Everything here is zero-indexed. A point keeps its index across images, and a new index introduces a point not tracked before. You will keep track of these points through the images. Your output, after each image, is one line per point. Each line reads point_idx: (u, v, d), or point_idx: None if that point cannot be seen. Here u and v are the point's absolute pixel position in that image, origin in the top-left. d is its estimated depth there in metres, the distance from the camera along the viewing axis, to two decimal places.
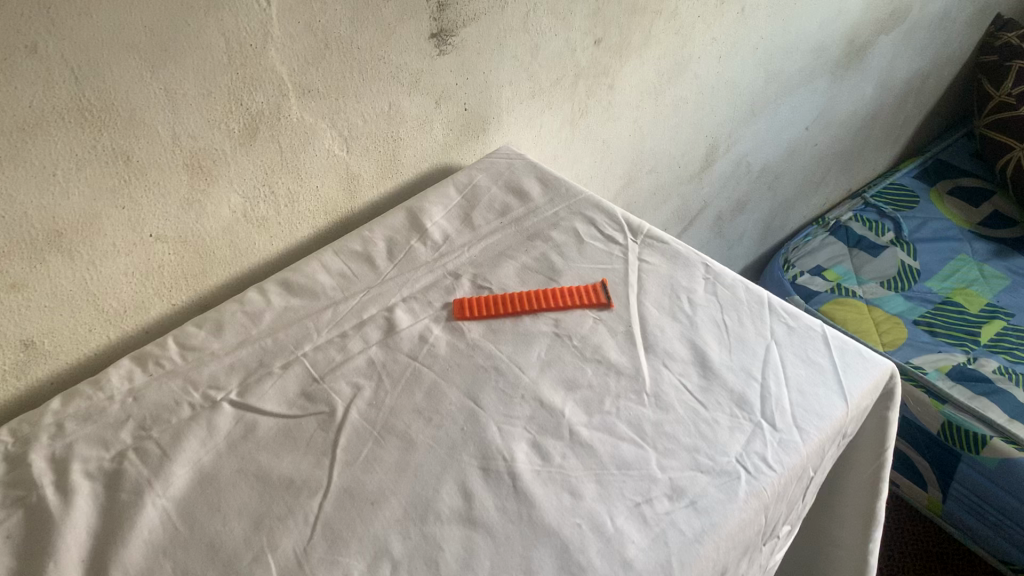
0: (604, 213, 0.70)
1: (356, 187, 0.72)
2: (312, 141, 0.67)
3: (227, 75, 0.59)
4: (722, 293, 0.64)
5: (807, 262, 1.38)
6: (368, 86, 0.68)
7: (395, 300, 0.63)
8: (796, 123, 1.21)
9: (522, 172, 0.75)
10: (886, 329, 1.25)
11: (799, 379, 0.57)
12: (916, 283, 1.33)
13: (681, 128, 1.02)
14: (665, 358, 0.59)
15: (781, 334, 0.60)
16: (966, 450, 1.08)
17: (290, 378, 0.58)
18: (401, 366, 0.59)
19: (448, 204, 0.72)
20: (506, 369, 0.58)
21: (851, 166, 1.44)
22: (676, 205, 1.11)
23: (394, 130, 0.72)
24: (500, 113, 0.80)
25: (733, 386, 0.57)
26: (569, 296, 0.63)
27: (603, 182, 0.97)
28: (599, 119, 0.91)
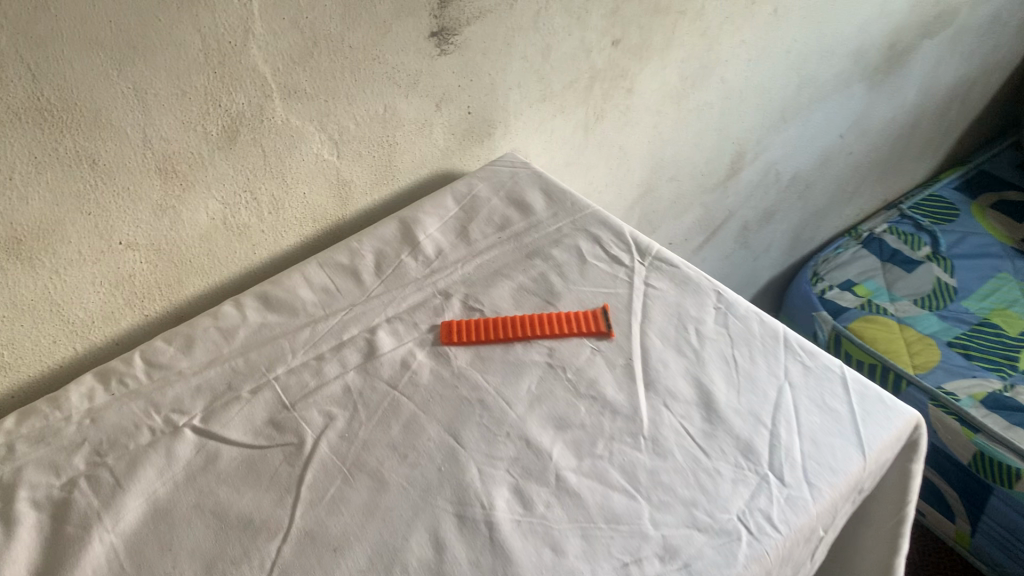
0: (611, 230, 0.65)
1: (348, 194, 0.68)
2: (298, 145, 0.62)
3: (204, 74, 0.55)
4: (733, 325, 0.58)
5: (837, 276, 1.31)
6: (361, 87, 0.63)
7: (379, 320, 0.59)
8: (830, 130, 1.15)
9: (526, 183, 0.70)
10: (918, 350, 1.18)
11: (813, 428, 0.52)
12: (953, 301, 1.25)
13: (705, 135, 0.96)
14: (667, 398, 0.54)
15: (796, 374, 0.55)
16: (999, 484, 1.01)
17: (259, 404, 0.54)
18: (379, 395, 0.54)
19: (444, 216, 0.67)
20: (491, 403, 0.53)
21: (888, 175, 1.37)
22: (698, 214, 1.06)
23: (390, 134, 0.67)
24: (507, 118, 0.75)
25: (739, 433, 0.52)
26: (566, 323, 0.58)
27: (620, 190, 0.92)
28: (615, 125, 0.85)
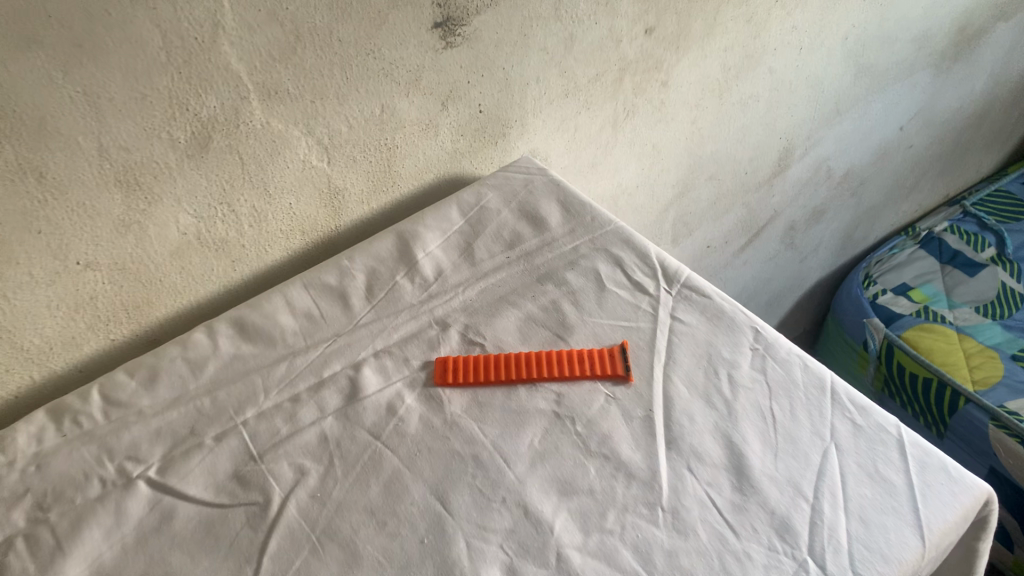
0: (635, 251, 0.57)
1: (341, 203, 0.61)
2: (282, 150, 0.55)
3: (167, 75, 0.47)
4: (772, 370, 0.50)
5: (891, 279, 1.22)
6: (353, 85, 0.56)
7: (365, 354, 0.52)
8: (889, 121, 1.05)
9: (542, 193, 0.63)
10: (978, 364, 1.08)
11: (863, 505, 0.44)
12: (1019, 310, 1.13)
13: (749, 130, 0.87)
14: (691, 460, 0.46)
15: (843, 435, 0.47)
16: None
17: (224, 454, 0.47)
18: (359, 447, 0.47)
19: (448, 230, 0.60)
20: (486, 461, 0.46)
21: (950, 169, 1.26)
22: (740, 215, 0.97)
23: (389, 137, 0.60)
24: (524, 116, 0.67)
25: (776, 507, 0.44)
26: (579, 364, 0.51)
27: (652, 191, 0.84)
28: (648, 119, 0.77)
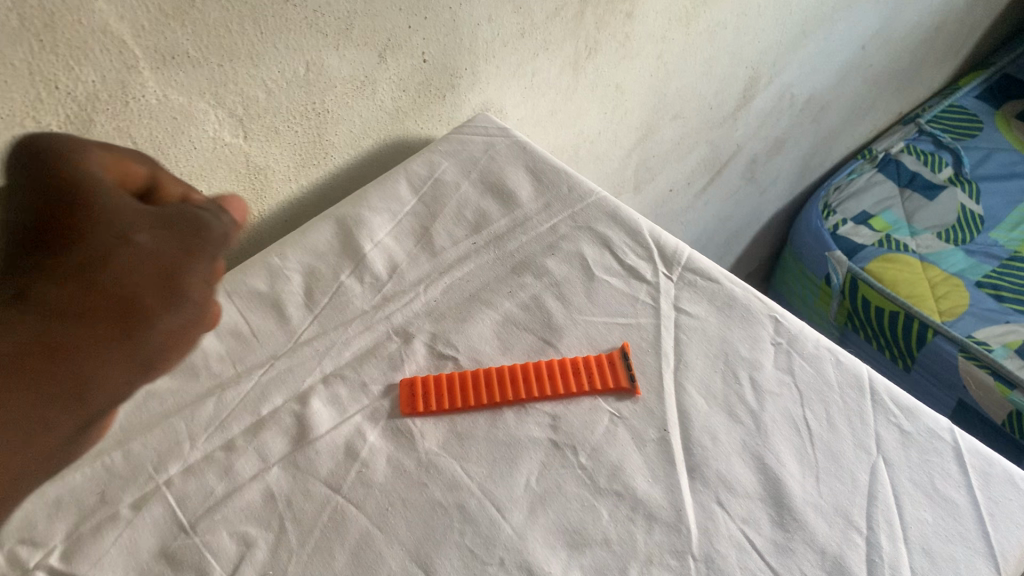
0: (623, 228, 0.49)
1: (264, 184, 0.50)
2: (185, 128, 0.44)
3: (24, 45, 0.35)
4: (800, 369, 0.43)
5: (850, 207, 1.17)
6: (270, 40, 0.44)
7: (312, 381, 0.43)
8: (853, 41, 0.97)
9: (506, 161, 0.54)
10: (944, 293, 1.04)
11: (925, 532, 0.37)
12: (980, 233, 1.10)
13: (716, 61, 0.78)
14: (721, 491, 0.39)
15: (891, 446, 0.40)
16: None
17: (146, 526, 0.37)
18: (316, 504, 0.38)
19: (399, 213, 0.51)
20: (475, 512, 0.38)
21: (904, 87, 1.20)
22: (704, 153, 0.89)
23: (319, 100, 0.49)
24: (475, 63, 0.57)
25: (825, 544, 0.37)
26: (575, 376, 0.43)
27: (614, 136, 0.75)
28: (611, 57, 0.67)
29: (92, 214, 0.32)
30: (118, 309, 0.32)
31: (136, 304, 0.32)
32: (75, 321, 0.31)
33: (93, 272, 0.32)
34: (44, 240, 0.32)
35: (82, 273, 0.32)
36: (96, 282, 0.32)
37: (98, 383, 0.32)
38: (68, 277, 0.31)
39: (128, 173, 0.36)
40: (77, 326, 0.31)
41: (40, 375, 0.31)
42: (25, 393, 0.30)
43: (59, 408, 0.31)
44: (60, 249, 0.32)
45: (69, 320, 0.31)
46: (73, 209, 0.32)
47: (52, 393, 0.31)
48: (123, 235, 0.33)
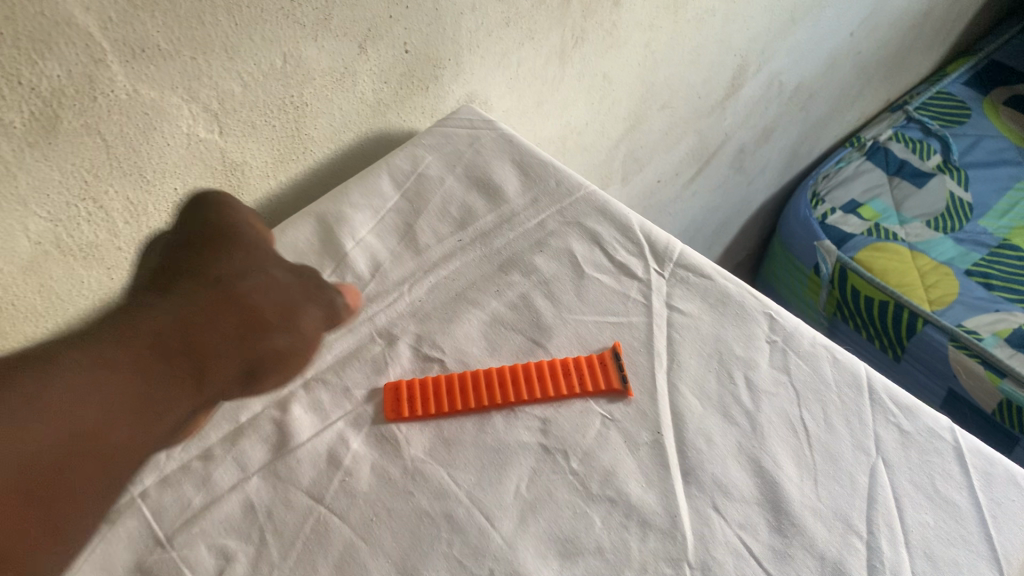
0: (613, 223, 0.48)
1: (241, 180, 0.49)
2: (158, 124, 0.42)
3: None
4: (797, 368, 0.42)
5: (839, 196, 1.16)
6: (244, 32, 0.42)
7: (293, 386, 0.41)
8: (842, 28, 0.95)
9: (492, 154, 0.52)
10: (934, 282, 1.03)
11: (926, 536, 0.36)
12: (969, 221, 1.10)
13: (704, 49, 0.77)
14: (717, 495, 0.37)
15: (890, 447, 0.39)
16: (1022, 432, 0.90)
17: (120, 540, 0.36)
18: (297, 515, 0.37)
19: (381, 209, 0.49)
20: (463, 521, 0.36)
21: (892, 73, 1.19)
22: (692, 143, 0.88)
23: (297, 93, 0.47)
24: (458, 52, 0.55)
25: (825, 550, 0.36)
26: (565, 377, 0.41)
27: (601, 127, 0.73)
28: (597, 47, 0.65)
29: (230, 243, 0.39)
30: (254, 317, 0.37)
31: (258, 312, 0.37)
32: (209, 312, 0.36)
33: (225, 280, 0.37)
34: (192, 255, 0.38)
35: (225, 282, 0.38)
36: (229, 287, 0.37)
37: (212, 373, 0.36)
38: (208, 280, 0.37)
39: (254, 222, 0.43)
40: (209, 317, 0.36)
41: (174, 354, 0.35)
42: (159, 365, 0.34)
43: (185, 394, 0.35)
44: (206, 259, 0.38)
45: (206, 311, 0.36)
46: (219, 238, 0.39)
47: (177, 374, 0.35)
48: (262, 264, 0.40)
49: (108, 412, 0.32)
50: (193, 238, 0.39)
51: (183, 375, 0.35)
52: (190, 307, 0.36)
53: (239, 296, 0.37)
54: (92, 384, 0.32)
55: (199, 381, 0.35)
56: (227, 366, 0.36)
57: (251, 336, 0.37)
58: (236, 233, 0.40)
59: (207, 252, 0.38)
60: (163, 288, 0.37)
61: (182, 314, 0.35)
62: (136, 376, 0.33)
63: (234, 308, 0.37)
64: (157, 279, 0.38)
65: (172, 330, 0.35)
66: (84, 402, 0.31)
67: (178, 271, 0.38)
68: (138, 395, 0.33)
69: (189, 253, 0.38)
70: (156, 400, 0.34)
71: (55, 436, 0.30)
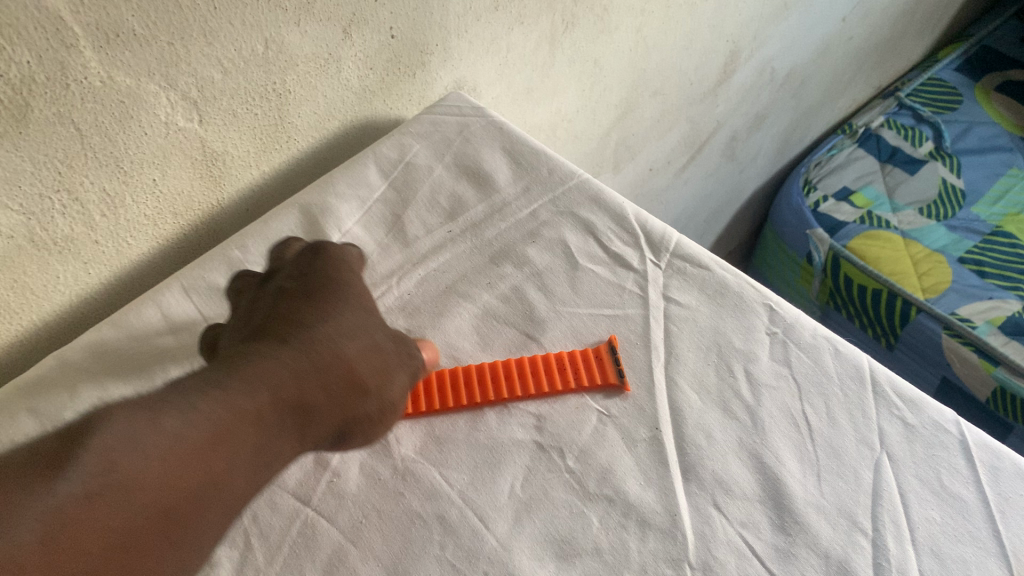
0: (608, 212, 0.47)
1: (222, 170, 0.47)
2: (134, 112, 0.41)
3: None
4: (798, 360, 0.40)
5: (831, 184, 1.15)
6: (224, 16, 0.41)
7: None
8: (834, 13, 0.94)
9: (482, 141, 0.51)
10: (927, 271, 1.02)
11: (933, 533, 0.35)
12: (962, 209, 1.09)
13: (695, 35, 0.75)
14: (718, 493, 0.36)
15: (895, 441, 0.38)
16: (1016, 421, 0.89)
17: None
18: (283, 518, 0.35)
19: (368, 200, 0.47)
20: (456, 522, 0.35)
21: (884, 59, 1.18)
22: (684, 131, 0.86)
23: (279, 80, 0.46)
24: (446, 38, 0.54)
25: (829, 548, 0.35)
26: (561, 372, 0.40)
27: (593, 115, 0.72)
28: (588, 33, 0.64)
29: (336, 289, 0.36)
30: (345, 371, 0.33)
31: (358, 367, 0.34)
32: (309, 358, 0.32)
33: (328, 325, 0.34)
34: (296, 296, 0.35)
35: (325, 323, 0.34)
36: (334, 331, 0.34)
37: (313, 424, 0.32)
38: (313, 323, 0.34)
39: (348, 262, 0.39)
40: (311, 366, 0.32)
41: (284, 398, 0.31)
42: (269, 409, 0.30)
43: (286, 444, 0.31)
44: (308, 300, 0.35)
45: (308, 357, 0.32)
46: (325, 281, 0.37)
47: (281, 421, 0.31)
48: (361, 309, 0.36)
49: (213, 446, 0.27)
50: (298, 280, 0.37)
51: (287, 425, 0.31)
52: (294, 350, 0.32)
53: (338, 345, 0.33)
54: (203, 414, 0.27)
55: (298, 431, 0.32)
56: (324, 419, 0.33)
57: (348, 390, 0.33)
58: (339, 276, 0.37)
59: (314, 293, 0.35)
60: (263, 327, 0.34)
61: (286, 357, 0.32)
62: (246, 416, 0.29)
63: (334, 358, 0.33)
64: (257, 317, 0.35)
65: (276, 380, 0.31)
66: (198, 436, 0.27)
67: (279, 308, 0.35)
68: (250, 445, 0.29)
69: (295, 292, 0.36)
70: (263, 452, 0.30)
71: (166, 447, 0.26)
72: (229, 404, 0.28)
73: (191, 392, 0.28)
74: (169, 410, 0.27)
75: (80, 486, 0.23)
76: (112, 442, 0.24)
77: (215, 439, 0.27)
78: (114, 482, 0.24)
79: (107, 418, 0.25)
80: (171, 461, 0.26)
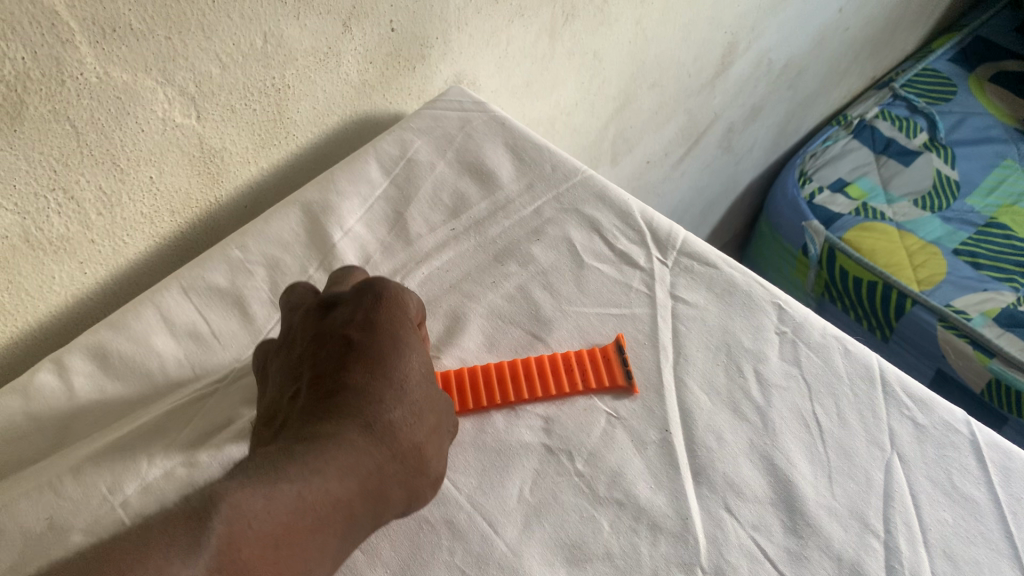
0: (613, 209, 0.46)
1: (220, 167, 0.46)
2: (130, 108, 0.40)
3: None
4: (807, 360, 0.40)
5: (826, 175, 1.15)
6: (222, 10, 0.40)
7: None
8: (831, 4, 0.93)
9: (484, 137, 0.50)
10: (922, 262, 1.03)
11: (946, 537, 0.35)
12: (956, 200, 1.09)
13: (694, 26, 0.75)
14: (730, 496, 0.36)
15: (906, 442, 0.37)
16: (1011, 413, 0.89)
17: None
18: None
19: (369, 197, 0.47)
20: (465, 527, 0.35)
21: (878, 50, 1.17)
22: (681, 123, 0.86)
23: (278, 75, 0.45)
24: (447, 31, 0.53)
25: (841, 551, 0.34)
26: (568, 374, 0.40)
27: (591, 107, 0.71)
28: (588, 25, 0.63)
29: (409, 354, 0.34)
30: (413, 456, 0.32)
31: (429, 451, 0.33)
32: (388, 448, 0.32)
33: (405, 406, 0.33)
34: (369, 362, 0.33)
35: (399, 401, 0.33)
36: (409, 412, 0.33)
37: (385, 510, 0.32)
38: (391, 405, 0.32)
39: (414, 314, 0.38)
40: (390, 453, 0.32)
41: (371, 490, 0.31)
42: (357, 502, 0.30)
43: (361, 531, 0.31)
44: (377, 369, 0.33)
45: (389, 448, 0.32)
46: (395, 336, 0.34)
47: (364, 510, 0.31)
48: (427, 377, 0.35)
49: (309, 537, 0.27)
50: (365, 331, 0.35)
51: (367, 514, 0.31)
52: (376, 437, 0.31)
53: (411, 431, 0.33)
54: (303, 508, 0.27)
55: (372, 520, 0.31)
56: (396, 505, 0.32)
57: (417, 474, 0.33)
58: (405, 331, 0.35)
59: (386, 358, 0.34)
60: (341, 398, 0.32)
61: (367, 447, 0.31)
62: (338, 505, 0.29)
63: (409, 446, 0.32)
64: (325, 379, 0.33)
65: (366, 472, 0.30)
66: (303, 523, 0.27)
67: (354, 377, 0.33)
68: (338, 534, 0.29)
69: (363, 355, 0.34)
70: (346, 541, 0.30)
71: (270, 517, 0.26)
72: (327, 492, 0.29)
73: (296, 476, 0.28)
74: (282, 492, 0.27)
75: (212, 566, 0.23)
76: (234, 525, 0.25)
77: (314, 530, 0.28)
78: (236, 566, 0.24)
79: (229, 497, 0.25)
80: (281, 548, 0.26)
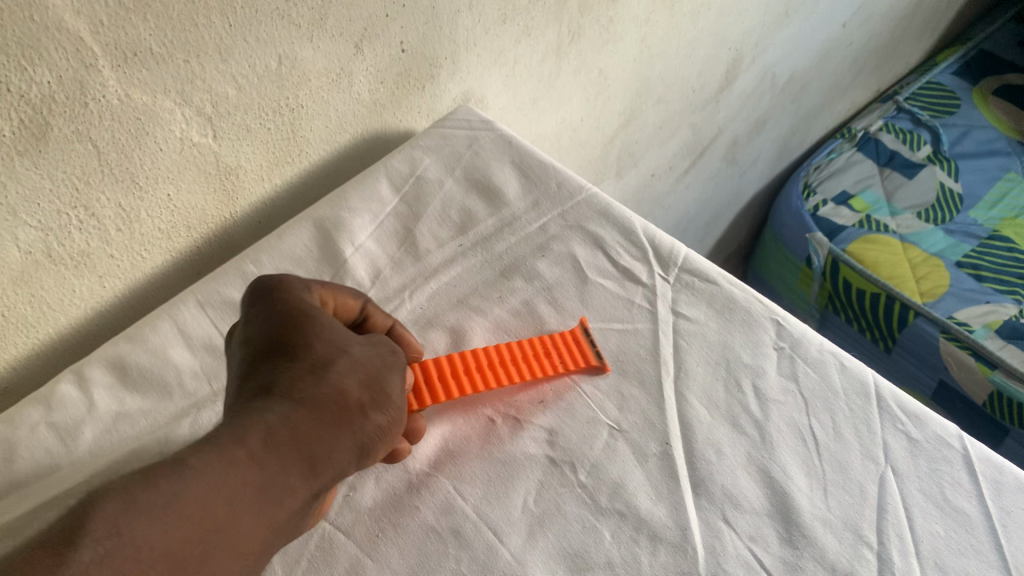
0: (616, 226, 0.48)
1: (235, 185, 0.47)
2: (150, 129, 0.41)
3: None
4: (804, 375, 0.41)
5: (830, 187, 1.16)
6: (238, 33, 0.41)
7: None
8: (834, 19, 0.94)
9: (492, 154, 0.52)
10: (924, 275, 1.03)
11: (936, 545, 0.36)
12: (959, 213, 1.10)
13: (699, 42, 0.76)
14: (727, 507, 0.37)
15: (900, 456, 0.38)
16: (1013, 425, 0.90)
17: None
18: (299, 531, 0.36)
19: (380, 213, 0.48)
20: (471, 536, 0.36)
21: (882, 64, 1.18)
22: (686, 137, 0.87)
23: (292, 96, 0.46)
24: (455, 51, 0.54)
25: (835, 561, 0.35)
26: (532, 353, 0.42)
27: (597, 123, 0.73)
28: (594, 41, 0.64)
29: (308, 326, 0.35)
30: (331, 403, 0.33)
31: (349, 394, 0.34)
32: (295, 401, 0.32)
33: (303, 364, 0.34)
34: (265, 349, 0.34)
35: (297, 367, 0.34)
36: (308, 369, 0.34)
37: (325, 459, 0.32)
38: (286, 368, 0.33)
39: (342, 306, 0.39)
40: (296, 403, 0.32)
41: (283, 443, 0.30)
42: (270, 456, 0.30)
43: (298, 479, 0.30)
44: (273, 351, 0.34)
45: (299, 400, 0.32)
46: (285, 316, 0.36)
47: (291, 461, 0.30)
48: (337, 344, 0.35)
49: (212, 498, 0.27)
50: (256, 324, 0.36)
51: (295, 461, 0.31)
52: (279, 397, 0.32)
53: (324, 383, 0.33)
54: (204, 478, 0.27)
55: (307, 466, 0.31)
56: (334, 451, 0.32)
57: (347, 418, 0.33)
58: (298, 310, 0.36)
59: (279, 340, 0.35)
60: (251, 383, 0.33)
61: (273, 405, 0.32)
62: (243, 460, 0.29)
63: (321, 391, 0.33)
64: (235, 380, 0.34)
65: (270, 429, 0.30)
66: (200, 483, 0.27)
67: (254, 367, 0.34)
68: (256, 486, 0.29)
69: (257, 347, 0.35)
70: (280, 488, 0.30)
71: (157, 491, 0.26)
72: (223, 455, 0.28)
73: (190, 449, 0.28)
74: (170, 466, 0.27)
75: (100, 553, 0.24)
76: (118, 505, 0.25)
77: (221, 487, 0.28)
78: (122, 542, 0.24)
79: (167, 501, 0.26)
80: (181, 510, 0.26)
